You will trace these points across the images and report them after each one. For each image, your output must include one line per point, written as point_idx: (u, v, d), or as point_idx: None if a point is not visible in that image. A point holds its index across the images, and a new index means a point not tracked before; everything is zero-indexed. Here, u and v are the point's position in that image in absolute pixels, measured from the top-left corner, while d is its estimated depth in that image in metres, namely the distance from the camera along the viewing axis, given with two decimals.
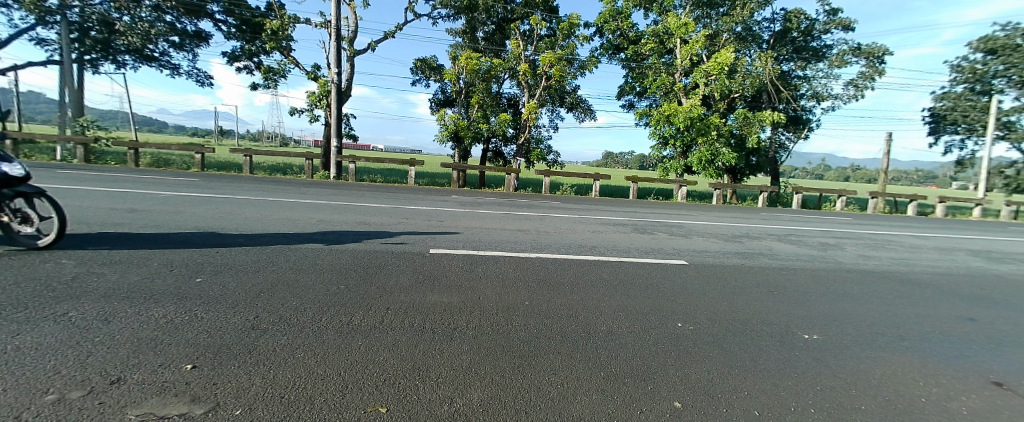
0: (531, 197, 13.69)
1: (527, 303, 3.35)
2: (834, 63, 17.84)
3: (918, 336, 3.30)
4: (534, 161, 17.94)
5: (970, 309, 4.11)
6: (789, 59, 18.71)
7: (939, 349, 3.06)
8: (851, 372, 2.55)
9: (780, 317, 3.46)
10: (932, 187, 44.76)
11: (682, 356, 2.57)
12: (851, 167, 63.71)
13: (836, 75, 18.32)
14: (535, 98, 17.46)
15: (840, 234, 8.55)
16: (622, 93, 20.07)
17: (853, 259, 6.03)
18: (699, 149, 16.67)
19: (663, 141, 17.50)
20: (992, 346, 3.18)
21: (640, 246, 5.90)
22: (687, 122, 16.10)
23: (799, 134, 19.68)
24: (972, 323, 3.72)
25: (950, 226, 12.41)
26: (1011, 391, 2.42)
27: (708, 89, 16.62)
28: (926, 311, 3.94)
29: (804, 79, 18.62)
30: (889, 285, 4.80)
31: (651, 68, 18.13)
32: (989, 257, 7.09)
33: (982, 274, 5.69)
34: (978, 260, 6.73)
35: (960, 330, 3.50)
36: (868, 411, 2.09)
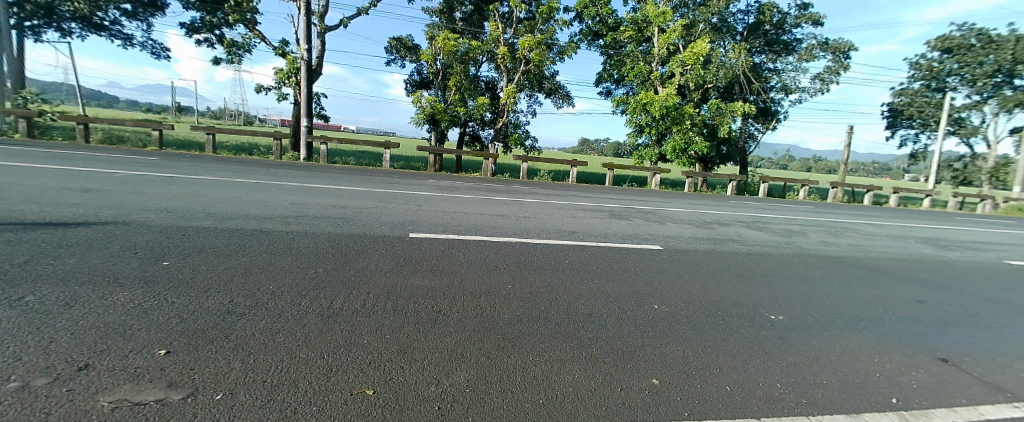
0: (508, 182, 13.65)
1: (508, 286, 3.39)
2: (803, 57, 18.41)
3: (874, 316, 3.55)
4: (512, 147, 17.77)
5: (921, 292, 4.44)
6: (761, 52, 19.13)
7: (891, 328, 3.30)
8: (814, 349, 2.74)
9: (750, 299, 3.63)
10: (882, 179, 47.53)
11: (659, 336, 2.68)
12: (810, 160, 66.67)
13: (804, 68, 18.84)
14: (513, 82, 17.33)
15: (804, 221, 8.99)
16: (599, 81, 20.16)
17: (812, 246, 6.37)
18: (673, 138, 17.01)
19: (638, 129, 17.77)
20: (938, 325, 3.47)
21: (617, 232, 6.02)
22: (663, 110, 16.33)
23: (767, 125, 20.43)
24: (917, 303, 4.06)
25: (899, 215, 13.28)
26: (955, 367, 2.68)
27: (683, 79, 16.87)
28: (880, 293, 4.24)
29: (774, 71, 19.15)
30: (846, 269, 5.11)
31: (629, 56, 18.22)
32: (937, 244, 7.65)
33: (928, 260, 6.14)
34: (927, 247, 7.25)
35: (908, 310, 3.82)
36: (827, 385, 2.27)
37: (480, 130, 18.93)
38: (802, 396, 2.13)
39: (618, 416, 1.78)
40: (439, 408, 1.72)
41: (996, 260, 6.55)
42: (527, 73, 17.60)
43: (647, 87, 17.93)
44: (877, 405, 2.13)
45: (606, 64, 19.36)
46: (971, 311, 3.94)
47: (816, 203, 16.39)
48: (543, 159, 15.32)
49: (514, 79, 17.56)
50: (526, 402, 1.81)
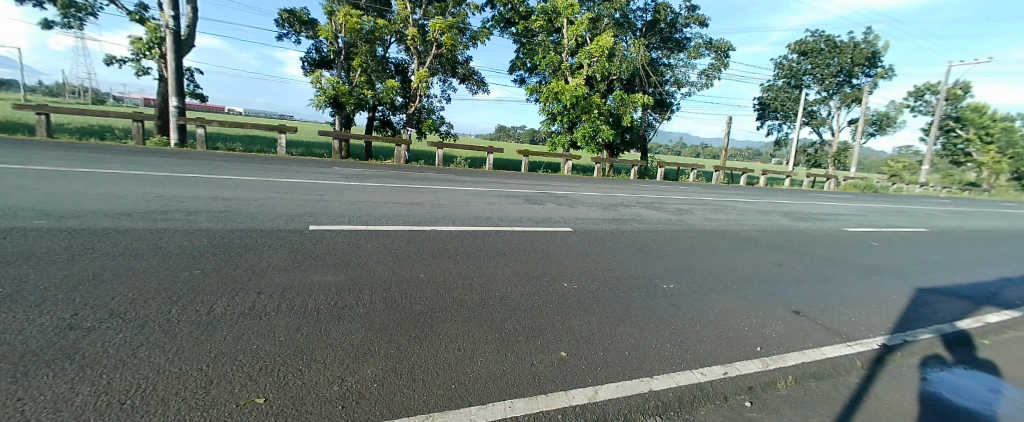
0: (423, 169, 13.34)
1: (421, 276, 3.34)
2: (691, 54, 20.59)
3: (744, 280, 4.20)
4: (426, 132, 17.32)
5: (779, 257, 5.36)
6: (657, 48, 21.01)
7: (757, 288, 3.94)
8: (697, 311, 3.17)
9: (648, 272, 4.05)
10: (749, 163, 56.07)
11: (565, 311, 2.87)
12: (695, 146, 75.67)
13: (692, 65, 21.10)
14: (425, 66, 16.80)
15: (693, 201, 10.21)
16: (513, 68, 20.38)
17: (697, 223, 7.32)
18: (583, 125, 18.01)
19: (551, 117, 18.52)
20: (790, 283, 4.24)
21: (531, 216, 6.25)
22: (573, 99, 17.17)
23: (663, 115, 22.65)
24: (774, 265, 4.96)
25: (762, 193, 15.92)
26: (802, 317, 3.32)
27: (591, 70, 17.86)
28: (750, 260, 5.03)
29: (668, 66, 21.17)
30: (725, 241, 5.95)
31: (541, 46, 18.73)
32: (791, 217, 9.23)
33: (785, 230, 7.41)
34: (785, 219, 8.72)
35: (769, 272, 4.64)
36: (705, 342, 2.65)
37: (392, 115, 18.06)
38: (689, 353, 2.49)
39: (525, 391, 1.88)
40: (342, 407, 1.65)
41: (824, 227, 8.25)
42: (439, 57, 17.18)
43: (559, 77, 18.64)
44: (748, 354, 2.58)
45: (519, 52, 19.68)
46: (813, 270, 4.87)
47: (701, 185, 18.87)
48: (460, 146, 15.21)
49: (425, 62, 17.01)
50: (436, 389, 1.83)
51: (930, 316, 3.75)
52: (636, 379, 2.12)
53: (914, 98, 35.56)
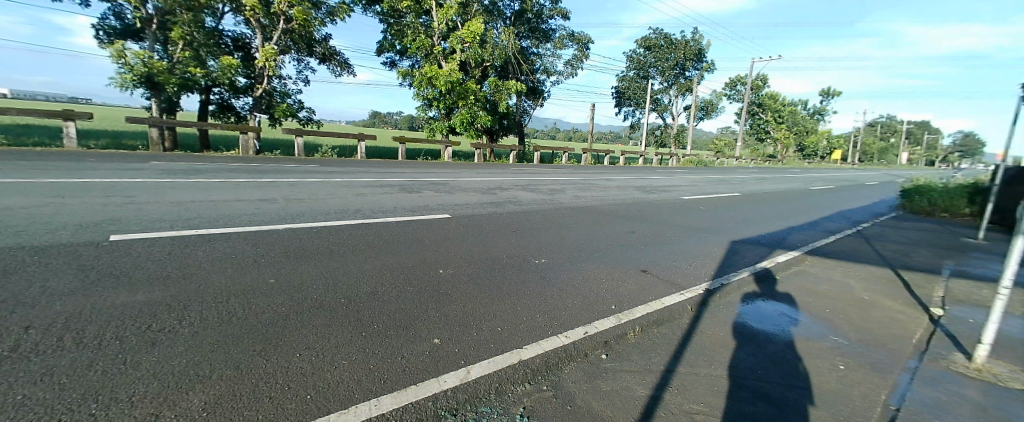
0: (282, 160, 11.97)
1: (273, 280, 2.98)
2: (557, 45, 22.23)
3: (606, 247, 4.79)
4: (280, 119, 15.70)
5: (634, 225, 6.24)
6: (526, 37, 22.12)
7: (615, 254, 4.55)
8: (563, 280, 3.52)
9: (522, 250, 4.33)
10: (613, 143, 63.21)
11: (439, 298, 2.89)
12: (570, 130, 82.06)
13: (559, 55, 22.78)
14: (273, 43, 14.98)
15: (564, 181, 11.15)
16: (381, 50, 19.59)
17: (570, 201, 8.06)
18: (460, 111, 18.19)
19: (427, 102, 18.28)
20: (641, 247, 4.98)
21: (406, 206, 6.09)
22: (448, 85, 17.18)
23: (536, 102, 24.15)
24: (630, 233, 5.75)
25: (623, 170, 18.31)
26: (649, 274, 3.95)
27: (463, 55, 17.99)
28: (612, 230, 5.74)
29: (538, 55, 22.49)
30: (592, 215, 6.67)
31: (410, 27, 18.14)
32: (644, 190, 10.78)
33: (639, 202, 8.62)
34: (639, 193, 10.15)
35: (626, 239, 5.37)
36: (569, 308, 2.97)
37: (234, 98, 15.80)
38: (556, 320, 2.77)
39: (394, 385, 1.86)
40: None
41: (667, 197, 9.88)
42: (291, 34, 15.46)
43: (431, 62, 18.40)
44: (605, 313, 2.98)
45: (387, 33, 18.84)
46: (659, 234, 5.80)
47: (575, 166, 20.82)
48: (327, 134, 14.07)
49: (272, 38, 15.18)
50: (290, 402, 1.68)
51: (736, 262, 4.82)
52: (506, 353, 2.28)
53: (728, 88, 44.37)
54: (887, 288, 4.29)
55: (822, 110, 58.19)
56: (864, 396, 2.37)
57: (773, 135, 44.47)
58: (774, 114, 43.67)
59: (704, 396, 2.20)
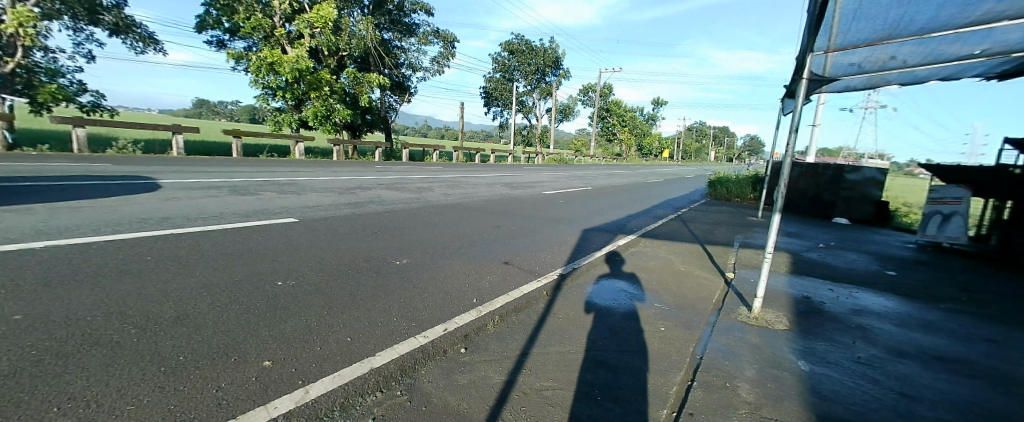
0: (53, 157, 9.28)
1: (19, 317, 2.22)
2: (421, 40, 22.27)
3: (471, 241, 5.00)
4: (49, 104, 12.24)
5: (499, 219, 6.65)
6: (387, 29, 21.39)
7: (477, 247, 4.77)
8: (422, 278, 3.54)
9: (381, 251, 4.18)
10: (484, 142, 65.55)
11: (276, 315, 2.57)
12: (444, 128, 82.00)
13: (423, 51, 22.84)
14: (32, 5, 11.75)
15: (433, 178, 11.11)
16: (203, 26, 16.74)
17: (441, 200, 8.11)
18: (313, 104, 16.92)
19: (270, 91, 16.36)
20: (503, 238, 5.36)
21: (240, 210, 5.35)
22: (295, 73, 15.67)
23: (402, 98, 23.90)
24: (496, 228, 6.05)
25: (494, 168, 19.28)
26: (508, 263, 4.27)
27: (314, 42, 16.53)
28: (476, 224, 6.01)
29: (401, 49, 22.20)
30: (458, 212, 6.84)
31: (243, 3, 15.87)
32: (510, 186, 11.67)
33: (503, 197, 9.27)
34: (504, 188, 10.94)
35: (492, 234, 5.63)
36: (429, 305, 3.00)
37: None
38: (413, 321, 2.73)
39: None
40: None
41: (531, 192, 10.69)
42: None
43: (272, 45, 16.48)
44: (465, 308, 3.06)
45: (211, 7, 16.21)
46: (519, 226, 6.32)
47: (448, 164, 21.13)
48: (127, 124, 11.54)
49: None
50: None
51: (586, 247, 5.48)
52: (356, 363, 2.15)
53: (582, 95, 50.68)
54: (694, 259, 5.39)
55: (654, 115, 71.61)
56: (678, 351, 2.91)
57: (619, 137, 53.57)
58: (618, 118, 52.08)
59: (555, 372, 2.42)
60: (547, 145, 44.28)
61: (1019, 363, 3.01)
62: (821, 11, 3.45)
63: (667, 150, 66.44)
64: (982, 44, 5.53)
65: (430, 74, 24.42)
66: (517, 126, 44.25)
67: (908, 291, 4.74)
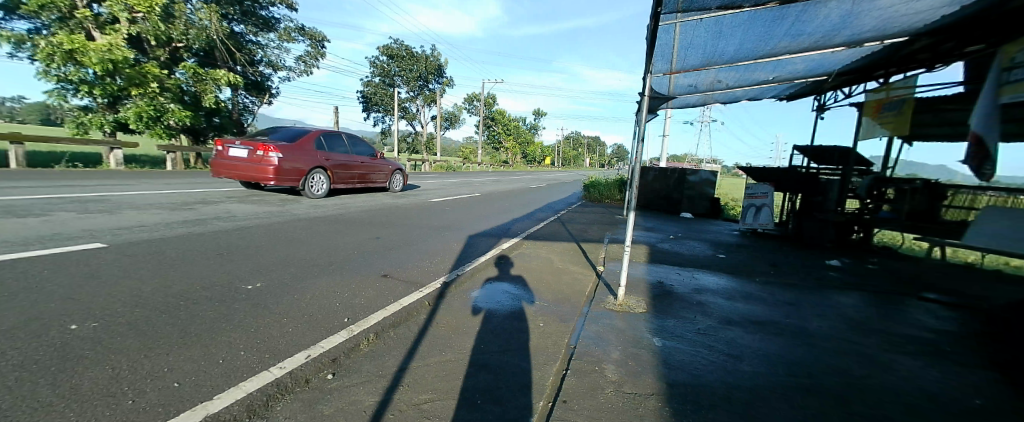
0: None
1: None
2: (283, 37, 20.37)
3: (343, 258, 4.93)
4: None
5: (376, 232, 6.65)
6: (239, 21, 18.80)
7: (350, 264, 4.69)
8: (282, 303, 3.29)
9: (231, 277, 3.75)
10: (364, 150, 61.78)
11: (69, 367, 2.04)
12: (317, 134, 74.62)
13: (285, 48, 20.95)
14: None
15: (301, 192, 10.95)
16: None
17: (310, 217, 7.41)
18: (136, 103, 14.27)
19: (67, 85, 13.17)
20: (379, 251, 5.44)
21: (22, 236, 4.26)
22: (105, 65, 12.83)
23: (261, 99, 21.66)
24: (375, 245, 5.78)
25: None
26: (387, 277, 4.41)
27: (134, 29, 13.83)
28: (350, 239, 5.94)
29: (257, 45, 19.76)
30: (329, 228, 6.52)
31: None
32: (391, 196, 11.70)
33: (378, 208, 9.23)
34: (386, 198, 10.93)
35: (370, 252, 5.35)
36: (290, 332, 2.79)
37: None
38: (266, 352, 2.46)
39: None
40: None
41: (413, 203, 10.46)
42: None
43: (71, 27, 13.30)
44: (334, 329, 2.91)
45: None
46: (397, 237, 6.39)
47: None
48: None
49: None
50: None
51: (469, 255, 5.63)
52: (187, 411, 1.81)
53: (466, 104, 52.07)
54: (570, 256, 5.90)
55: (535, 125, 77.46)
56: (555, 343, 3.11)
57: (504, 145, 56.08)
58: (502, 127, 54.99)
59: (434, 383, 2.36)
60: (433, 153, 44.18)
61: (801, 317, 3.95)
62: (653, 35, 4.14)
63: (549, 158, 72.47)
64: (773, 72, 7.20)
65: (294, 75, 22.37)
66: (400, 133, 43.13)
67: (730, 269, 5.92)
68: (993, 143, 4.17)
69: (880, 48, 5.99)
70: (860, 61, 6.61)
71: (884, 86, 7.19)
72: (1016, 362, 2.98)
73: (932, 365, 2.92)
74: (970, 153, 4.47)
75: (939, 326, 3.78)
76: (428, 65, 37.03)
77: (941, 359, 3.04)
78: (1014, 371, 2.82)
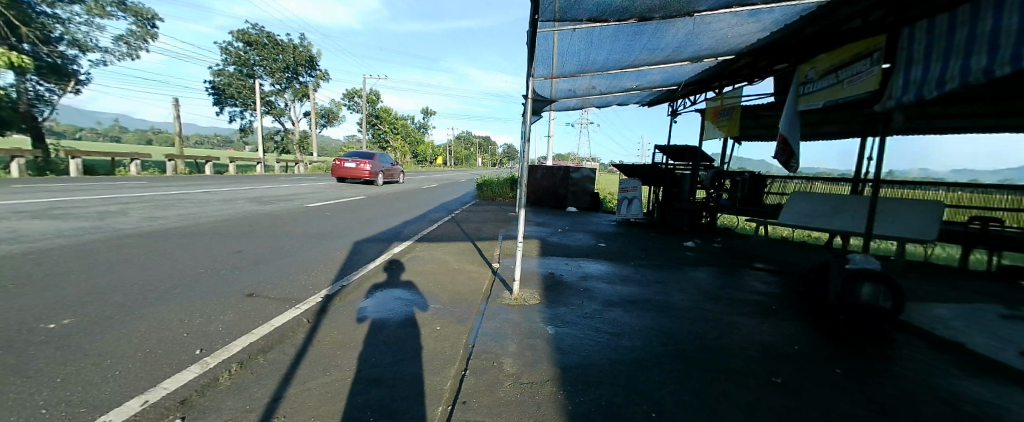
0: None
1: None
2: (94, 11, 16.17)
3: (193, 279, 4.17)
4: None
5: (239, 244, 5.76)
6: None
7: (204, 285, 3.98)
8: (101, 345, 2.63)
9: (17, 321, 2.88)
10: (219, 150, 52.55)
11: None
12: (151, 131, 60.84)
13: (96, 25, 16.73)
14: None
15: (133, 202, 9.05)
16: None
17: (143, 234, 5.99)
18: None
19: None
20: (241, 267, 4.71)
21: None
22: None
23: (65, 87, 16.83)
24: (238, 260, 4.94)
25: (234, 183, 15.77)
26: (251, 295, 3.81)
27: None
28: (203, 255, 5.05)
29: (55, 18, 15.29)
30: (176, 245, 5.47)
31: None
32: (258, 202, 10.35)
33: (242, 216, 8.05)
34: (251, 206, 9.64)
35: (230, 270, 4.55)
36: (116, 376, 2.27)
37: None
38: (80, 406, 1.95)
39: None
40: None
41: (287, 209, 9.25)
42: None
43: None
44: (182, 365, 2.44)
45: None
46: (267, 248, 5.65)
47: (160, 179, 16.09)
48: None
49: None
50: None
51: (356, 262, 5.22)
52: None
53: (346, 100, 48.28)
54: (466, 256, 5.87)
55: (424, 125, 76.04)
56: (453, 345, 3.04)
57: (391, 145, 53.70)
58: (388, 126, 52.33)
59: (317, 407, 2.09)
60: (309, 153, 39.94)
61: (670, 294, 4.57)
62: (533, 42, 4.36)
63: (440, 158, 72.94)
64: (636, 80, 8.22)
65: (110, 58, 18.12)
66: (267, 131, 37.97)
67: (611, 256, 6.59)
68: (795, 141, 5.36)
69: (714, 64, 7.30)
70: (701, 73, 7.94)
71: (720, 95, 8.75)
72: (816, 312, 3.89)
73: (762, 322, 3.63)
74: (779, 151, 5.61)
75: (765, 290, 4.75)
76: (295, 55, 32.87)
77: (768, 315, 3.80)
78: (816, 320, 3.67)
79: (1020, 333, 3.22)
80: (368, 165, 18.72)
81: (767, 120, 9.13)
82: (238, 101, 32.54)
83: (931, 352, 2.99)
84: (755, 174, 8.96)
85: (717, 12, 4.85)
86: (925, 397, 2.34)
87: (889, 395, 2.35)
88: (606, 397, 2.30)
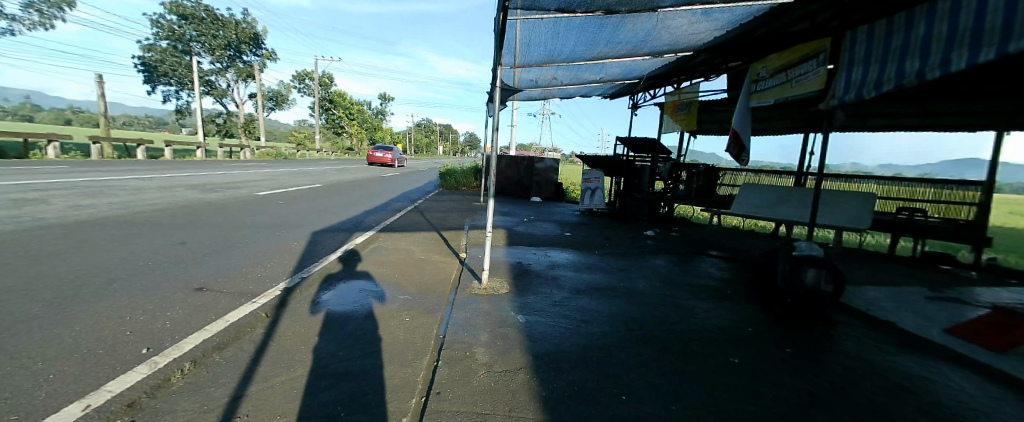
0: None
1: None
2: None
3: (133, 272, 3.84)
4: None
5: (184, 234, 5.35)
6: None
7: (146, 279, 3.68)
8: (29, 346, 2.39)
9: None
10: (151, 133, 48.05)
11: None
12: (69, 109, 54.43)
13: None
14: None
15: (52, 188, 8.12)
16: None
17: (67, 224, 5.40)
18: None
19: None
20: (188, 259, 4.39)
21: None
22: None
23: None
24: (183, 252, 4.60)
25: (170, 170, 14.50)
26: (202, 289, 3.57)
27: None
28: (142, 247, 4.65)
29: None
30: (109, 236, 4.99)
31: None
32: (202, 190, 9.63)
33: (185, 204, 7.46)
34: (194, 193, 8.95)
35: (175, 263, 4.22)
36: (49, 379, 2.07)
37: None
38: (9, 414, 1.77)
39: None
40: None
41: (235, 198, 8.66)
42: None
43: None
44: (128, 365, 2.26)
45: None
46: (216, 239, 5.29)
47: (83, 164, 14.53)
48: None
49: None
50: None
51: (315, 253, 5.01)
52: None
53: (297, 82, 45.55)
54: (432, 245, 5.81)
55: (383, 111, 73.59)
56: (424, 335, 3.02)
57: (348, 130, 51.54)
58: (344, 111, 50.02)
59: (283, 404, 2.01)
60: (257, 138, 37.47)
61: (632, 280, 4.77)
62: (502, 31, 4.30)
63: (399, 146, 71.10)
64: (600, 73, 8.37)
65: None
66: (208, 113, 35.15)
67: (575, 245, 6.75)
68: (746, 136, 5.72)
69: (674, 60, 7.57)
70: (661, 68, 8.20)
71: (678, 90, 9.11)
72: (765, 296, 4.23)
73: (719, 306, 3.88)
74: (731, 144, 5.97)
75: (720, 275, 5.09)
76: (238, 32, 30.84)
77: (724, 300, 4.07)
78: (767, 304, 3.97)
79: (934, 312, 3.66)
80: (390, 155, 29.05)
81: (721, 115, 9.62)
82: (173, 79, 29.73)
83: (864, 331, 3.34)
84: (709, 166, 9.45)
85: (678, 9, 5.00)
86: (860, 372, 2.62)
87: (833, 371, 2.60)
88: (579, 382, 2.38)
